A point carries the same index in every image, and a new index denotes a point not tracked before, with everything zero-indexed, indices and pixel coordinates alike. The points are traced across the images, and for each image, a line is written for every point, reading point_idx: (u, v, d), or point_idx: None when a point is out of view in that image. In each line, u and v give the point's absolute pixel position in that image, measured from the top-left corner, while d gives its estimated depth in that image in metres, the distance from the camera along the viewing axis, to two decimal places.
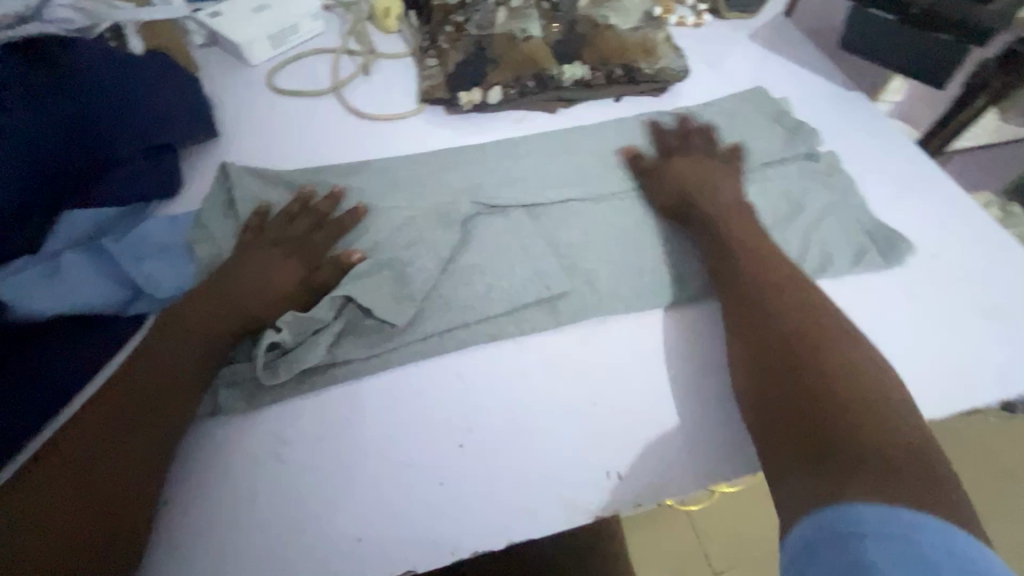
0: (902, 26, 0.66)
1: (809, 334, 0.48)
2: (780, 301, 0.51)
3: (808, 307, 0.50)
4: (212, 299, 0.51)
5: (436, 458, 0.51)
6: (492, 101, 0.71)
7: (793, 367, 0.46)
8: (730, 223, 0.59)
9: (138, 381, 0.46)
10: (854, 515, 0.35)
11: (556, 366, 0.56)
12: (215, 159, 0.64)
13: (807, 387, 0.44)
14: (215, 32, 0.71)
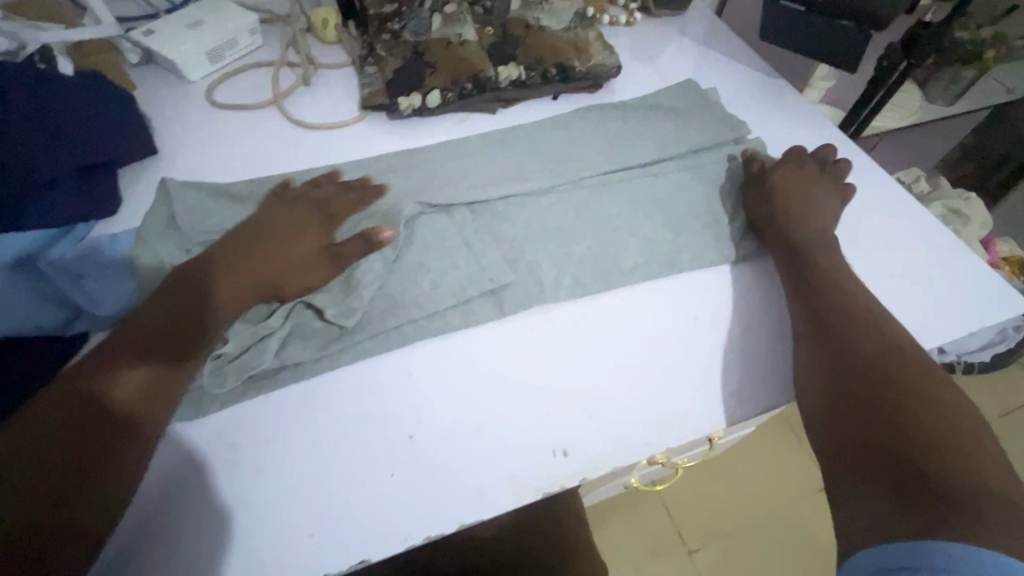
0: (811, 16, 0.69)
1: (898, 353, 0.48)
2: (849, 319, 0.51)
3: (873, 326, 0.51)
4: (189, 299, 0.49)
5: (382, 450, 0.46)
6: (431, 104, 0.70)
7: (874, 384, 0.47)
8: (787, 226, 0.59)
9: (134, 363, 0.45)
10: (927, 552, 0.38)
11: (514, 362, 0.51)
12: (152, 174, 0.65)
13: (917, 399, 0.45)
14: (150, 50, 0.74)
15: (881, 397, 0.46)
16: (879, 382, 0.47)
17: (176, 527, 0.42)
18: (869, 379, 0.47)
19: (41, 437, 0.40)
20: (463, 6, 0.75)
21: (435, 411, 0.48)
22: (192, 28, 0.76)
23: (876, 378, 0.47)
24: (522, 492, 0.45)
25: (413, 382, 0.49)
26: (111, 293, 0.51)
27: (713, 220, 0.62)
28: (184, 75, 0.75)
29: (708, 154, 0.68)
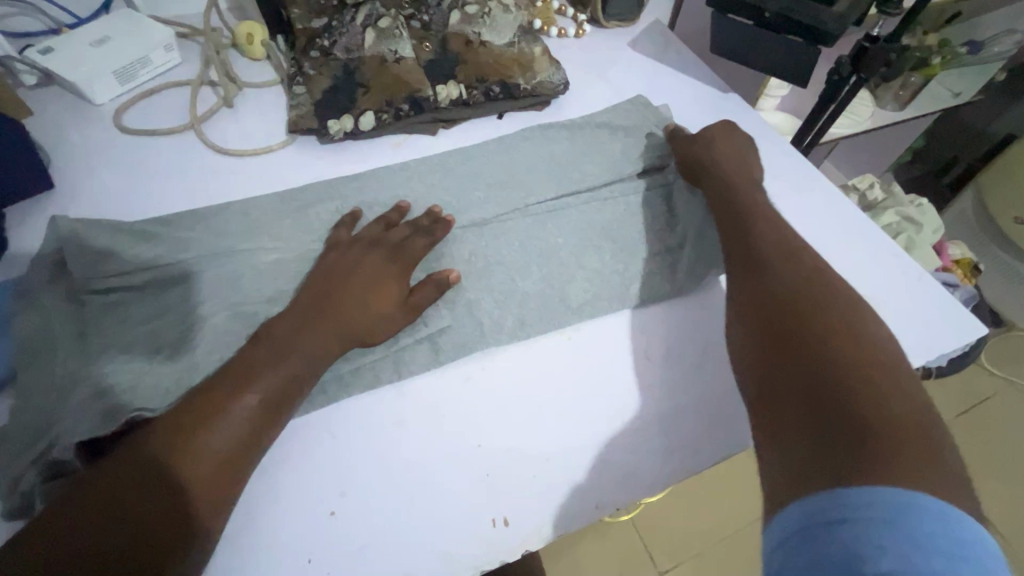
0: (761, 30, 0.67)
1: (829, 300, 0.44)
2: (772, 272, 0.48)
3: (808, 277, 0.47)
4: (254, 360, 0.43)
5: (302, 529, 0.41)
6: (364, 126, 0.65)
7: (792, 331, 0.42)
8: (716, 194, 0.57)
9: (224, 421, 0.40)
10: (844, 497, 0.31)
11: (450, 418, 0.46)
12: (49, 211, 0.59)
13: (837, 339, 0.40)
14: (50, 70, 0.67)
15: (797, 338, 0.42)
16: (795, 326, 0.43)
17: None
18: (790, 324, 0.43)
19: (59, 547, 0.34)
20: (398, 20, 0.70)
21: (360, 479, 0.43)
22: (98, 46, 0.69)
23: (796, 321, 0.43)
24: (458, 570, 0.40)
25: (335, 447, 0.44)
26: None
27: (666, 246, 0.59)
28: (89, 98, 0.68)
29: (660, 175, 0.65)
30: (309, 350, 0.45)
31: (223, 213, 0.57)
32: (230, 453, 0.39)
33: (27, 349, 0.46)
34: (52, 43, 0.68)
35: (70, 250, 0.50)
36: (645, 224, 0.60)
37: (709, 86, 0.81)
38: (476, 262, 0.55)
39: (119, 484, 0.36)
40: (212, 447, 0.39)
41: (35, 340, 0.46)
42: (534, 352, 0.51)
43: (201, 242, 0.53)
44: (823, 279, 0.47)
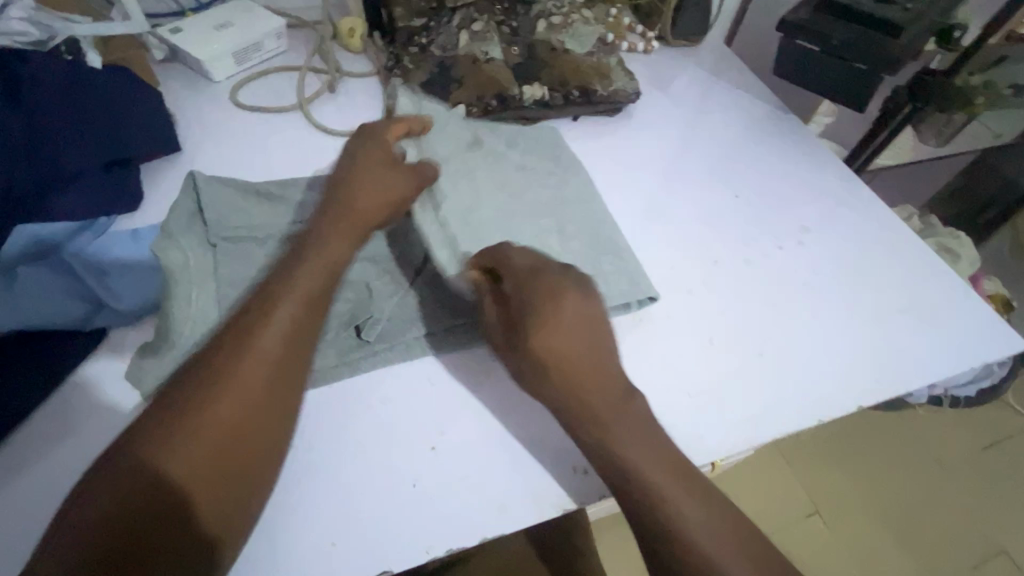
0: (827, 55, 0.72)
1: (625, 420, 0.45)
2: (594, 384, 0.46)
3: (597, 380, 0.47)
4: (240, 336, 0.44)
5: (407, 458, 0.46)
6: (455, 118, 0.71)
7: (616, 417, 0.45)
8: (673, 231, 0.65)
9: (247, 371, 0.42)
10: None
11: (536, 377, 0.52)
12: (176, 171, 0.65)
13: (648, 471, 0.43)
14: (177, 47, 0.74)
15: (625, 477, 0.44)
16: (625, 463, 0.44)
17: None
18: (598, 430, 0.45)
19: (101, 531, 0.36)
20: (490, 24, 0.77)
21: (456, 422, 0.48)
22: (220, 29, 0.76)
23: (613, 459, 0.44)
24: (543, 507, 0.45)
25: (434, 392, 0.50)
26: (137, 290, 0.51)
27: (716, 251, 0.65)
28: (209, 75, 0.75)
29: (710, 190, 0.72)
30: (296, 312, 0.46)
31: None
32: (245, 420, 0.41)
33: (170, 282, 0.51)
34: (181, 24, 0.76)
35: (208, 201, 0.56)
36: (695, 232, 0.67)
37: (768, 105, 0.86)
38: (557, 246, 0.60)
39: (144, 462, 0.38)
40: (226, 422, 0.41)
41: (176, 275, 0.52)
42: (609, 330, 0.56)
43: (313, 207, 0.60)
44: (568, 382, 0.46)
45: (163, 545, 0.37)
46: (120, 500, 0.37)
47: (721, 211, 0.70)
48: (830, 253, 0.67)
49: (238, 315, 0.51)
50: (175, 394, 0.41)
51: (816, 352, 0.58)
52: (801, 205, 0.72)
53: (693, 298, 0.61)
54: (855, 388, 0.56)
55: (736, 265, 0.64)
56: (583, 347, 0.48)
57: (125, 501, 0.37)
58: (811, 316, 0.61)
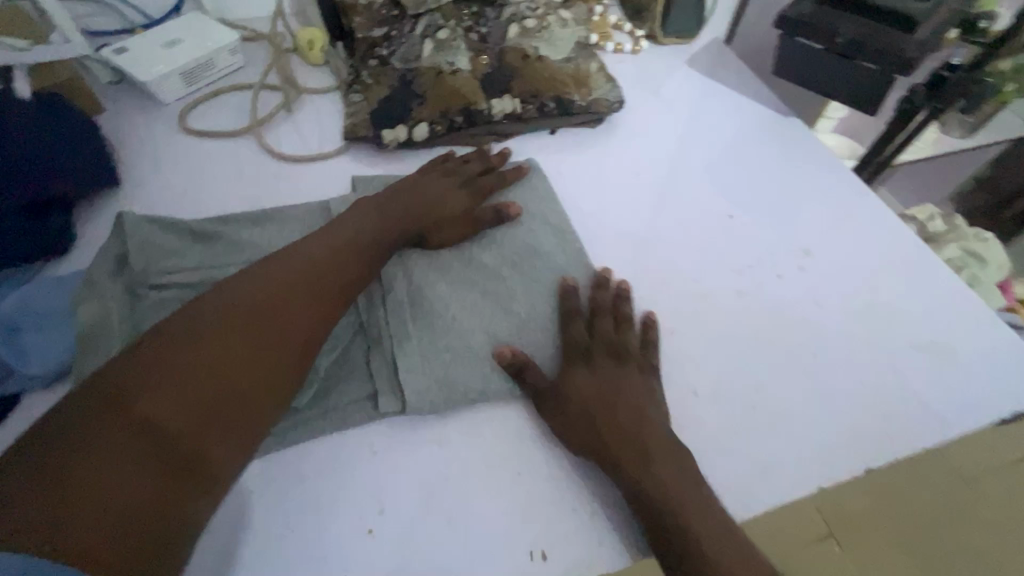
0: (830, 54, 0.64)
1: (654, 425, 0.43)
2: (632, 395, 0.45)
3: (664, 449, 0.42)
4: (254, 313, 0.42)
5: (339, 544, 0.41)
6: (418, 137, 0.65)
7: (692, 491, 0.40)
8: (657, 264, 0.60)
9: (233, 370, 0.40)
10: None
11: (488, 440, 0.46)
12: (115, 207, 0.61)
13: (674, 481, 0.40)
14: (122, 69, 0.69)
15: (684, 520, 0.39)
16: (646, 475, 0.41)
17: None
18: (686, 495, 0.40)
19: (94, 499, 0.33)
20: (457, 32, 0.71)
21: (398, 498, 0.43)
22: (168, 47, 0.71)
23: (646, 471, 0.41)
24: None
25: (375, 463, 0.44)
26: (51, 350, 0.47)
27: (703, 281, 0.59)
28: (157, 97, 0.70)
29: (702, 209, 0.65)
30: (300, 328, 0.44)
31: (277, 216, 0.57)
32: (214, 406, 0.39)
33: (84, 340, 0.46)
34: (126, 44, 0.71)
35: (133, 245, 0.51)
36: (681, 260, 0.60)
37: (768, 108, 0.78)
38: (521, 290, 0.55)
39: (131, 437, 0.35)
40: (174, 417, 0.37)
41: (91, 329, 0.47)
42: None
43: (250, 245, 0.54)
44: (639, 438, 0.43)
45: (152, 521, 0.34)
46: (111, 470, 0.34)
47: (713, 235, 0.63)
48: (835, 280, 0.59)
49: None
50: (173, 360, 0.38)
51: (818, 402, 0.51)
52: (802, 223, 0.65)
53: (676, 338, 0.54)
54: (859, 443, 0.49)
55: (725, 296, 0.57)
56: (633, 394, 0.45)
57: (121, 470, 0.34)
58: (812, 358, 0.53)
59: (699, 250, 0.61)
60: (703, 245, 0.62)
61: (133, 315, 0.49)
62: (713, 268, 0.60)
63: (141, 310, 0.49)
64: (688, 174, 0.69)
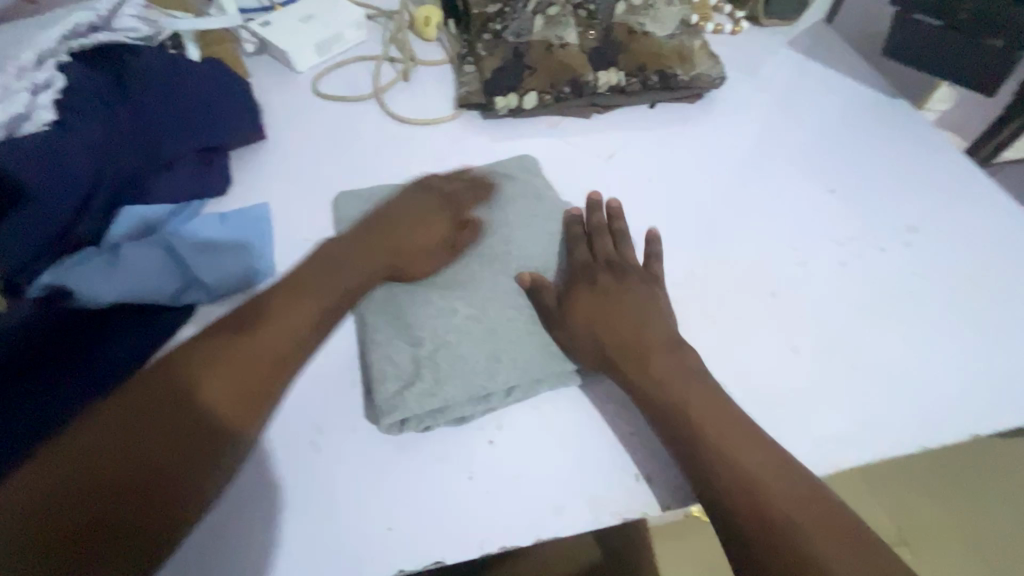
0: (947, 32, 0.64)
1: (689, 379, 0.45)
2: (665, 356, 0.47)
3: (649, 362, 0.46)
4: (257, 313, 0.47)
5: (464, 450, 0.46)
6: (527, 106, 0.71)
7: (686, 394, 0.44)
8: (755, 234, 0.61)
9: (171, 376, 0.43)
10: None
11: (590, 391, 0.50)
12: (261, 157, 0.68)
13: (691, 403, 0.44)
14: (265, 39, 0.77)
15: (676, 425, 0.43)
16: (713, 446, 0.42)
17: (257, 517, 0.43)
18: (689, 414, 0.43)
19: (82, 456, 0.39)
20: (567, 8, 0.74)
21: (516, 419, 0.48)
22: (305, 22, 0.79)
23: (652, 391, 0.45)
24: (601, 513, 0.44)
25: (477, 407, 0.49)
26: (218, 274, 0.54)
27: (804, 250, 0.60)
28: (293, 66, 0.78)
29: (803, 184, 0.66)
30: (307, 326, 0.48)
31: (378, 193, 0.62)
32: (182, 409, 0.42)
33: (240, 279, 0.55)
34: (269, 18, 0.79)
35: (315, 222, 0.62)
36: (783, 230, 0.62)
37: (874, 90, 0.77)
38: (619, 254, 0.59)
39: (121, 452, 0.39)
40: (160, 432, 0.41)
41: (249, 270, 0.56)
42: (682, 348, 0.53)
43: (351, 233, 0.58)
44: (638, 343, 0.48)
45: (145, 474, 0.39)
46: (157, 434, 0.40)
47: (814, 206, 0.64)
48: (943, 257, 0.59)
49: (379, 347, 0.49)
50: (255, 346, 0.46)
51: (920, 372, 0.52)
52: (909, 201, 0.64)
53: (777, 300, 0.56)
54: (963, 409, 0.50)
55: (826, 266, 0.59)
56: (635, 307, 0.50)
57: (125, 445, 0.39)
58: (916, 328, 0.54)
59: (801, 222, 0.62)
60: (804, 218, 0.63)
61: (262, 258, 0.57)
62: (813, 241, 0.61)
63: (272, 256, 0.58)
64: (784, 149, 0.70)
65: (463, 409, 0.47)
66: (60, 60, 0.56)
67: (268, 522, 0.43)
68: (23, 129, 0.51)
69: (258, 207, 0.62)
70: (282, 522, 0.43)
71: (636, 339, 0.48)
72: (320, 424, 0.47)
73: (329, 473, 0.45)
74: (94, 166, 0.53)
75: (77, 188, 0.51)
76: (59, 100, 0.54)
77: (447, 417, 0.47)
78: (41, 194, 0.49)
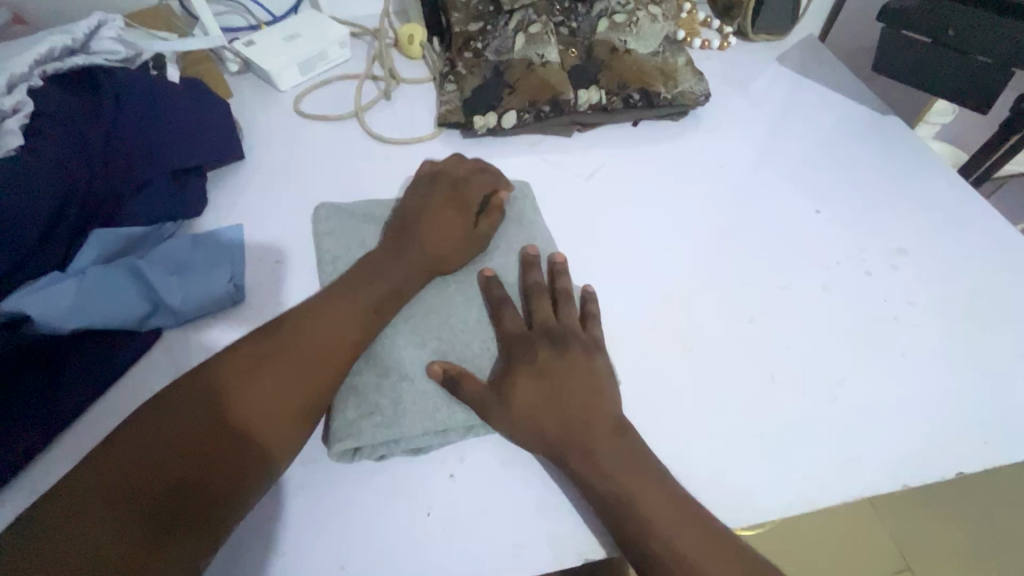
0: (936, 48, 0.62)
1: (636, 471, 0.42)
2: (612, 447, 0.43)
3: (597, 445, 0.43)
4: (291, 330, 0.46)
5: (424, 485, 0.45)
6: (506, 125, 0.69)
7: (637, 484, 0.41)
8: (736, 257, 0.60)
9: (201, 384, 0.42)
10: None
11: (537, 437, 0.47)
12: (238, 178, 0.68)
13: (642, 492, 0.41)
14: (248, 59, 0.77)
15: (629, 519, 0.40)
16: (681, 558, 0.38)
17: None
18: (641, 507, 0.40)
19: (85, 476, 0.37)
20: (549, 26, 0.73)
21: (480, 452, 0.47)
22: (288, 41, 0.79)
23: (598, 477, 0.42)
24: (562, 553, 0.42)
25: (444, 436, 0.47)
26: (185, 296, 0.54)
27: (786, 273, 0.58)
28: (276, 85, 0.78)
29: (788, 204, 0.65)
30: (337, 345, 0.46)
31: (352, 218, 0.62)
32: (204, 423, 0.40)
33: (208, 302, 0.54)
34: (252, 37, 0.79)
35: (286, 252, 0.61)
36: (765, 253, 0.60)
37: (865, 105, 0.76)
38: (595, 277, 0.58)
39: (129, 456, 0.38)
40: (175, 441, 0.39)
41: (215, 292, 0.55)
42: (658, 377, 0.51)
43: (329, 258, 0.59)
44: (583, 420, 0.44)
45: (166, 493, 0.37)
46: (174, 447, 0.39)
47: (799, 228, 0.62)
48: (933, 281, 0.57)
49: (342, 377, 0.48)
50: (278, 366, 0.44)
51: (906, 401, 0.50)
52: (898, 223, 0.62)
53: (756, 327, 0.54)
54: (949, 444, 0.47)
55: (810, 291, 0.57)
56: (583, 379, 0.46)
57: (132, 452, 0.38)
58: (902, 357, 0.52)
59: (785, 244, 0.61)
60: (788, 241, 0.61)
61: (232, 279, 0.57)
62: (797, 264, 0.59)
63: (242, 278, 0.58)
64: (770, 168, 0.68)
65: (418, 441, 0.45)
66: (32, 83, 0.56)
67: (218, 556, 0.42)
68: None
69: (233, 229, 0.61)
70: (232, 560, 0.42)
71: (591, 413, 0.45)
72: None
73: (285, 507, 0.44)
74: (60, 188, 0.52)
75: (44, 211, 0.51)
76: (28, 123, 0.54)
77: (403, 447, 0.45)
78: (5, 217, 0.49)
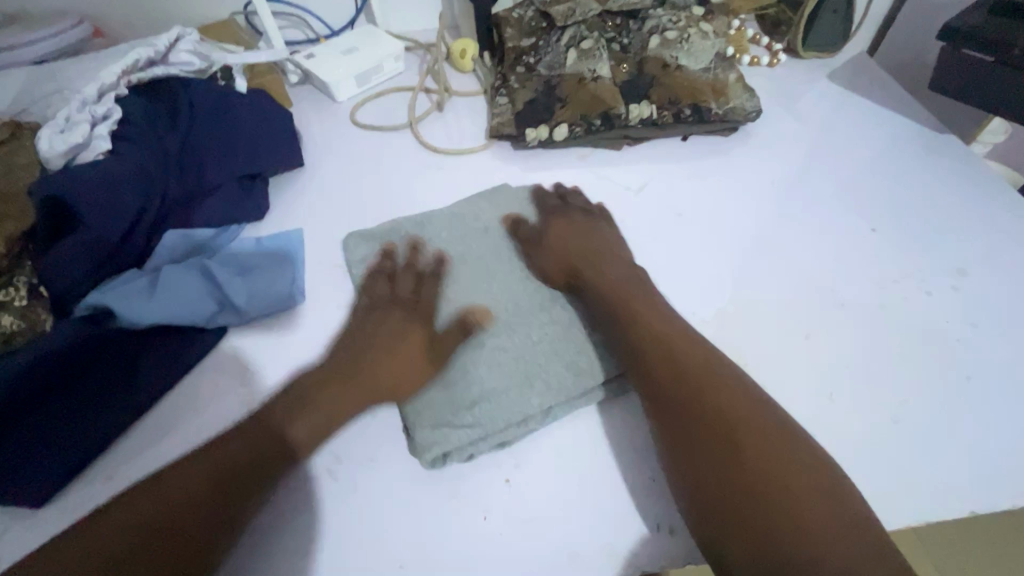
0: (1001, 68, 0.61)
1: (679, 341, 0.47)
2: (661, 325, 0.49)
3: (650, 324, 0.48)
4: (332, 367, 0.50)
5: (479, 488, 0.46)
6: (557, 137, 0.71)
7: (683, 354, 0.46)
8: (789, 272, 0.59)
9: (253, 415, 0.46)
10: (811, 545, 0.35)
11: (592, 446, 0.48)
12: (298, 184, 0.70)
13: (686, 357, 0.46)
14: (309, 71, 0.81)
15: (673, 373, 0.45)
16: (719, 411, 0.42)
17: (269, 546, 0.43)
18: (682, 368, 0.45)
19: (105, 545, 0.37)
20: (601, 42, 0.74)
21: (533, 458, 0.47)
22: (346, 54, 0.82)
23: (648, 345, 0.47)
24: (617, 562, 0.42)
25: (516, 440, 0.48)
26: (250, 296, 0.55)
27: (841, 290, 0.58)
28: (333, 96, 0.81)
29: (842, 221, 0.64)
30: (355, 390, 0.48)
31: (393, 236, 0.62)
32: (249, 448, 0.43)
33: (271, 304, 0.56)
34: (313, 51, 0.82)
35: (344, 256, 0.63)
36: (819, 269, 0.59)
37: (920, 124, 0.74)
38: None
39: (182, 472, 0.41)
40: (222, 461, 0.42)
41: (277, 296, 0.56)
42: None
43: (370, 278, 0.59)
44: (636, 311, 0.50)
45: (204, 553, 0.38)
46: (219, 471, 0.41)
47: (853, 245, 0.61)
48: (997, 304, 0.56)
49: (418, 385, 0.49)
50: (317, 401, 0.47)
51: (970, 424, 0.48)
52: (959, 243, 0.61)
53: (811, 344, 0.54)
54: (1018, 471, 0.46)
55: (867, 309, 0.56)
56: (638, 288, 0.53)
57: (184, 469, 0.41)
58: (966, 380, 0.51)
59: (839, 262, 0.60)
60: (842, 258, 0.60)
61: (292, 283, 0.58)
62: (852, 281, 0.58)
63: (303, 284, 0.59)
64: (822, 185, 0.68)
65: (505, 435, 0.47)
66: (120, 91, 0.62)
67: (280, 550, 0.43)
68: (81, 156, 0.57)
69: (292, 233, 0.63)
70: (293, 554, 0.43)
71: (643, 308, 0.50)
72: (340, 451, 0.48)
73: (344, 504, 0.45)
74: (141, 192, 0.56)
75: (126, 214, 0.54)
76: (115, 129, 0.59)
77: (491, 443, 0.47)
78: (90, 217, 0.52)
